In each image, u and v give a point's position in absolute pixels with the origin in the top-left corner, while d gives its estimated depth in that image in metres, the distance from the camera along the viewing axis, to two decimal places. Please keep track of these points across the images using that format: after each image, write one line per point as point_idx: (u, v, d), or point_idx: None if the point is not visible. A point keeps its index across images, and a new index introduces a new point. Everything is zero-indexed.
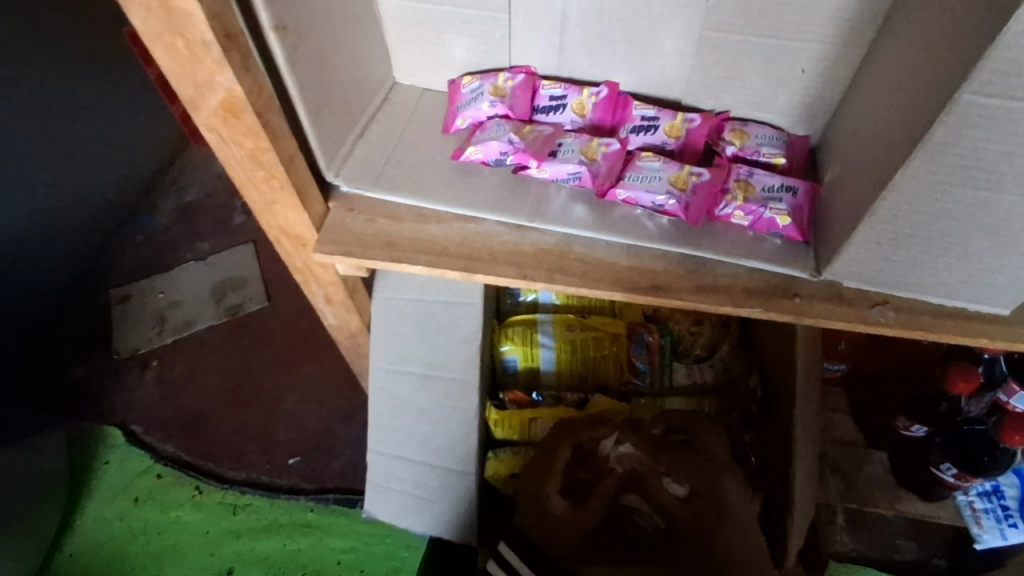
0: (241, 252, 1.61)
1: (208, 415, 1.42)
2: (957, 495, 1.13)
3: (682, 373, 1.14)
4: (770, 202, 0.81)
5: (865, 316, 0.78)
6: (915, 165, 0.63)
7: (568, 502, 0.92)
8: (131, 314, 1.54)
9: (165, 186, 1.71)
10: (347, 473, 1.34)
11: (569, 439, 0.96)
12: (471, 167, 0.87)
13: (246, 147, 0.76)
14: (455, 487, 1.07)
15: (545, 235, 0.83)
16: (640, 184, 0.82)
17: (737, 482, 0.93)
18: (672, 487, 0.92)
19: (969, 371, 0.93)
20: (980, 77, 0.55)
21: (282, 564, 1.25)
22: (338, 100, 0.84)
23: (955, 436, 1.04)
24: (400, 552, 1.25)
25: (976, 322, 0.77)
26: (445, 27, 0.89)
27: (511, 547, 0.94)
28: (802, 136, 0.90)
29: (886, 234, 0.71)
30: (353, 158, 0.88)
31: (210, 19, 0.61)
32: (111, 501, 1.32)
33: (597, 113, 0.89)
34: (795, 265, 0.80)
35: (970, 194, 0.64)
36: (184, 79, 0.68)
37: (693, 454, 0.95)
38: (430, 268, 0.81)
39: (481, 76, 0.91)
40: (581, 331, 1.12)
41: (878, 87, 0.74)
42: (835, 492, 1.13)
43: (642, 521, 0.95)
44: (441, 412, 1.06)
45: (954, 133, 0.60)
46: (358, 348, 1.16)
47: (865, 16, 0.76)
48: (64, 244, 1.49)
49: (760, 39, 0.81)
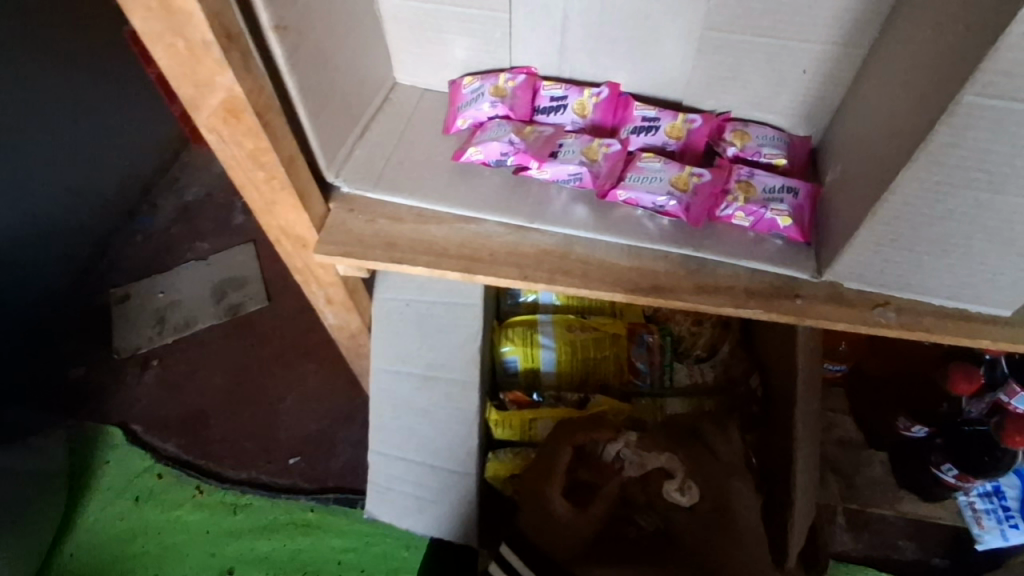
0: (241, 252, 1.61)
1: (208, 415, 1.42)
2: (958, 496, 1.14)
3: (683, 373, 1.14)
4: (771, 203, 0.81)
5: (866, 317, 0.77)
6: (919, 166, 0.63)
7: (570, 505, 0.90)
8: (132, 313, 1.54)
9: (165, 185, 1.71)
10: (346, 473, 1.34)
11: (569, 440, 0.94)
12: (472, 167, 0.87)
13: (246, 148, 0.75)
14: (455, 487, 1.07)
15: (545, 236, 0.83)
16: (640, 184, 0.82)
17: (744, 484, 0.96)
18: (676, 498, 0.91)
19: (969, 371, 0.93)
20: (983, 78, 0.55)
21: (282, 563, 1.25)
22: (338, 100, 0.84)
23: (957, 436, 1.04)
24: (399, 551, 1.25)
25: (979, 323, 0.77)
26: (446, 26, 0.89)
27: (514, 548, 0.95)
28: (803, 136, 0.90)
29: (888, 235, 0.71)
30: (353, 158, 0.88)
31: (210, 18, 0.61)
32: (113, 500, 1.32)
33: (598, 114, 0.89)
34: (796, 266, 0.80)
35: (974, 196, 0.64)
36: (184, 79, 0.68)
37: (704, 452, 0.97)
38: (432, 269, 0.81)
39: (482, 76, 0.91)
40: (582, 332, 1.12)
41: (879, 89, 0.74)
42: (835, 492, 1.15)
43: (642, 521, 0.95)
44: (442, 413, 1.06)
45: (958, 133, 0.59)
46: (358, 348, 1.16)
47: (867, 17, 0.76)
48: (64, 243, 1.49)
49: (761, 39, 0.80)
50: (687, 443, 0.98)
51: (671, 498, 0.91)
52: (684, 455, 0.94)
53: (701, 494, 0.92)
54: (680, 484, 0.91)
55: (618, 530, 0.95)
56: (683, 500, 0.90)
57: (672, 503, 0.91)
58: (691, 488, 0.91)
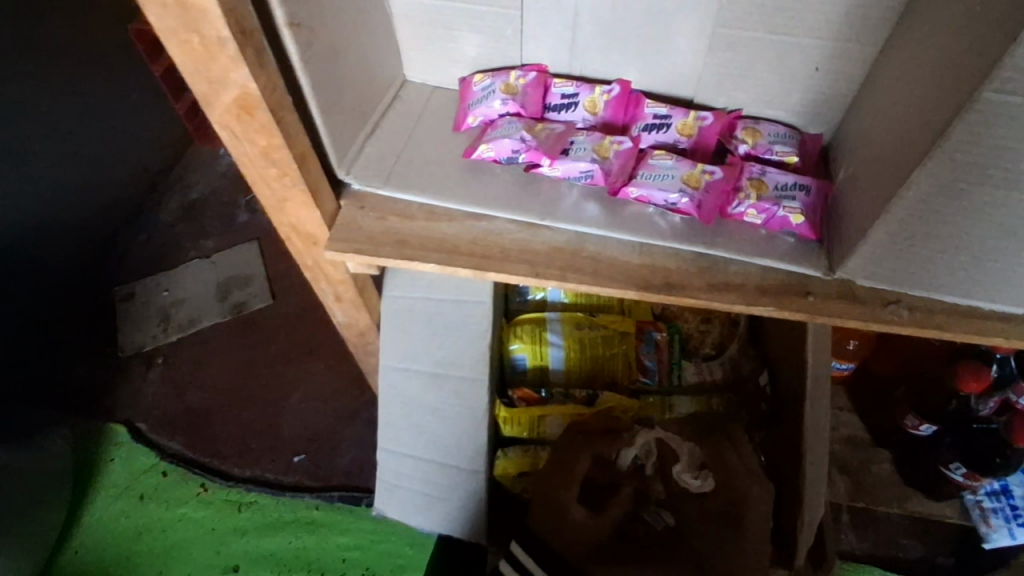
0: (246, 250, 1.61)
1: (213, 413, 1.42)
2: (966, 495, 1.15)
3: (691, 372, 1.15)
4: (783, 200, 0.81)
5: (878, 315, 0.77)
6: (934, 164, 0.63)
7: (588, 512, 0.91)
8: (137, 312, 1.54)
9: (170, 184, 1.71)
10: (351, 471, 1.34)
11: (589, 449, 0.95)
12: (482, 165, 0.87)
13: (258, 145, 0.76)
14: (463, 485, 1.07)
15: (557, 234, 0.83)
16: (652, 182, 0.82)
17: (765, 494, 0.94)
18: (689, 481, 0.94)
19: (979, 369, 0.94)
20: (1002, 76, 0.55)
21: (287, 561, 1.25)
22: (350, 98, 0.84)
23: (965, 435, 1.06)
24: (405, 549, 1.25)
25: (990, 321, 0.77)
26: (457, 24, 0.89)
27: (524, 548, 0.92)
28: (815, 134, 0.90)
29: (902, 233, 0.71)
30: (363, 155, 0.88)
31: (226, 15, 0.61)
32: (117, 498, 1.32)
33: (608, 112, 0.89)
34: (808, 264, 0.80)
35: (988, 193, 0.64)
36: (197, 76, 0.68)
37: (727, 452, 0.97)
38: (442, 266, 0.81)
39: (492, 74, 0.91)
40: (591, 329, 1.12)
41: (891, 89, 0.74)
42: (843, 490, 1.18)
43: (653, 520, 0.95)
44: (451, 410, 1.05)
45: (976, 132, 0.59)
46: (366, 346, 1.16)
47: (880, 14, 0.76)
48: (67, 242, 1.48)
49: (773, 37, 0.81)
50: (711, 437, 0.99)
51: (685, 481, 0.94)
52: (705, 447, 0.98)
53: (714, 481, 0.95)
54: (694, 472, 0.94)
55: (627, 527, 0.95)
56: (696, 487, 0.94)
57: (685, 486, 0.94)
58: (706, 475, 0.95)
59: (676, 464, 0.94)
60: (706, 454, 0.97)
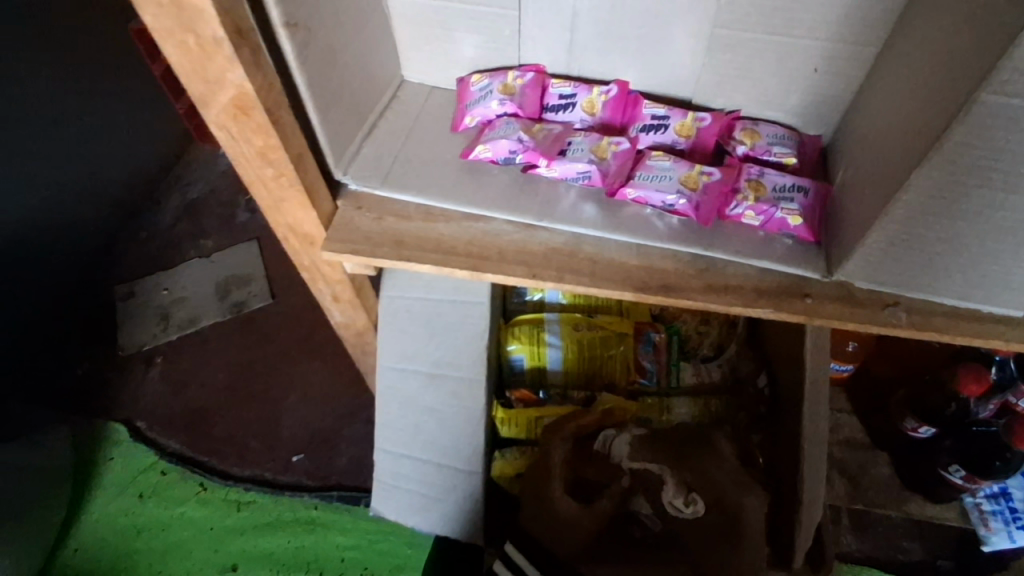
0: (245, 250, 1.61)
1: (212, 411, 1.42)
2: (965, 497, 1.16)
3: (690, 373, 1.14)
4: (781, 202, 0.81)
5: (876, 317, 0.77)
6: (933, 164, 0.63)
7: (577, 503, 0.90)
8: (136, 310, 1.54)
9: (170, 184, 1.71)
10: (350, 471, 1.33)
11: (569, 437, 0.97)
12: (480, 166, 0.87)
13: (254, 145, 0.75)
14: (461, 486, 1.07)
15: (554, 234, 0.82)
16: (650, 183, 0.82)
17: (759, 500, 0.91)
18: (679, 509, 0.93)
19: (979, 373, 0.94)
20: (1000, 77, 0.55)
21: (286, 561, 1.25)
22: (347, 98, 0.84)
23: (965, 436, 1.06)
24: (403, 549, 1.25)
25: (990, 323, 0.77)
26: (455, 25, 0.89)
27: (518, 547, 0.97)
28: (813, 136, 0.89)
29: (899, 235, 0.71)
30: (360, 156, 0.87)
31: (221, 15, 0.61)
32: (117, 497, 1.32)
33: (607, 112, 0.89)
34: (807, 265, 0.79)
35: (988, 196, 0.64)
36: (194, 76, 0.68)
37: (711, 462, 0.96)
38: (439, 267, 0.80)
39: (489, 74, 0.91)
40: (589, 330, 1.12)
41: (889, 90, 0.74)
42: (841, 491, 1.19)
43: (647, 520, 0.97)
44: (448, 411, 1.05)
45: (976, 132, 0.59)
46: (365, 345, 1.16)
47: (879, 15, 0.75)
48: (68, 241, 1.48)
49: (771, 38, 0.80)
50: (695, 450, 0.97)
51: (674, 509, 0.93)
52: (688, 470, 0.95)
53: (704, 503, 0.93)
54: (684, 498, 0.93)
55: (625, 528, 0.97)
56: (687, 514, 0.93)
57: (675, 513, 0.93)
58: (695, 499, 0.93)
59: (665, 490, 0.93)
60: (694, 480, 0.94)
